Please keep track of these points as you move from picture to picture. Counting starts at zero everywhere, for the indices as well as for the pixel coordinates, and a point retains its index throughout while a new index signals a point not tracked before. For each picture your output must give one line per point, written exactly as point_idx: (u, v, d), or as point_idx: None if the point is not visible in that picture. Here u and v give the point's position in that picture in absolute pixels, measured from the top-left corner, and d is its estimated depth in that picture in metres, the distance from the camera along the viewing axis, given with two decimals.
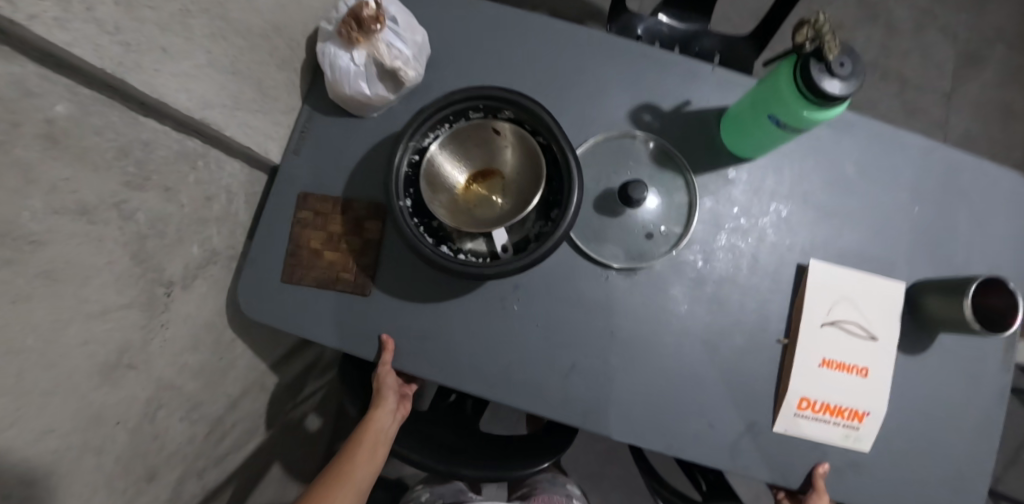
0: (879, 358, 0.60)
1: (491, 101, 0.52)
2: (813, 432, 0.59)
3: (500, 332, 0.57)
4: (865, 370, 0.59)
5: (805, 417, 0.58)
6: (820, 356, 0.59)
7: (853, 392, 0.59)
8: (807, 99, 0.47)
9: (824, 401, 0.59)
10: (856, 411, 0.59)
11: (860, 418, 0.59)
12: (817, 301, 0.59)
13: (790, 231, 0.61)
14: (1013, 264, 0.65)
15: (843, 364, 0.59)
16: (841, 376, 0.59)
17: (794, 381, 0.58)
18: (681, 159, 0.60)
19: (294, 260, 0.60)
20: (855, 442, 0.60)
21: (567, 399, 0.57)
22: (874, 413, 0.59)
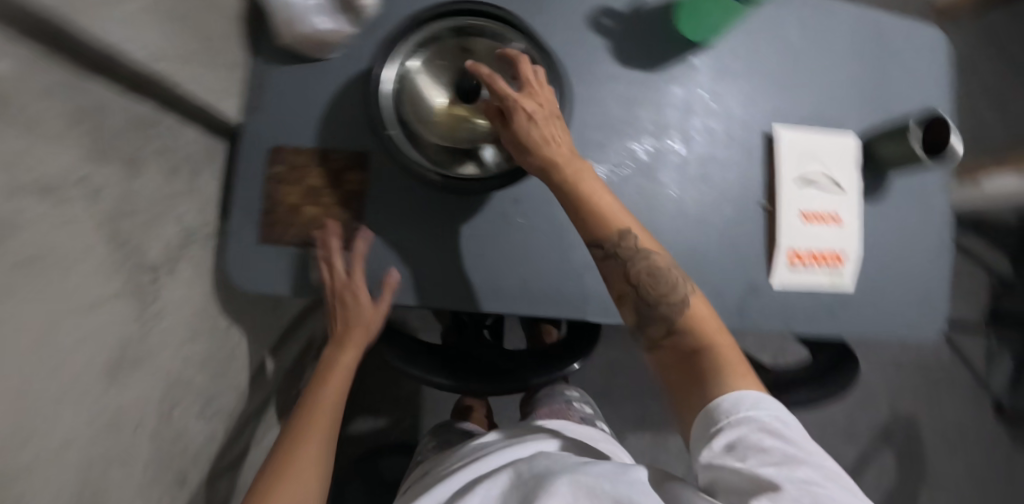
0: (847, 205, 0.66)
1: (458, 20, 0.53)
2: (806, 280, 0.64)
3: (509, 247, 0.57)
4: (837, 217, 0.65)
5: (797, 268, 0.64)
6: (799, 211, 0.64)
7: (831, 239, 0.65)
8: None
9: (809, 252, 0.64)
10: (836, 254, 0.65)
11: (841, 261, 0.65)
12: (789, 163, 0.64)
13: (754, 105, 0.65)
14: (940, 99, 0.73)
15: (819, 216, 0.64)
16: (819, 226, 0.64)
17: (781, 237, 0.63)
18: (644, 54, 0.62)
19: (272, 218, 0.57)
20: (839, 284, 0.66)
21: (588, 298, 0.59)
22: (851, 253, 0.66)
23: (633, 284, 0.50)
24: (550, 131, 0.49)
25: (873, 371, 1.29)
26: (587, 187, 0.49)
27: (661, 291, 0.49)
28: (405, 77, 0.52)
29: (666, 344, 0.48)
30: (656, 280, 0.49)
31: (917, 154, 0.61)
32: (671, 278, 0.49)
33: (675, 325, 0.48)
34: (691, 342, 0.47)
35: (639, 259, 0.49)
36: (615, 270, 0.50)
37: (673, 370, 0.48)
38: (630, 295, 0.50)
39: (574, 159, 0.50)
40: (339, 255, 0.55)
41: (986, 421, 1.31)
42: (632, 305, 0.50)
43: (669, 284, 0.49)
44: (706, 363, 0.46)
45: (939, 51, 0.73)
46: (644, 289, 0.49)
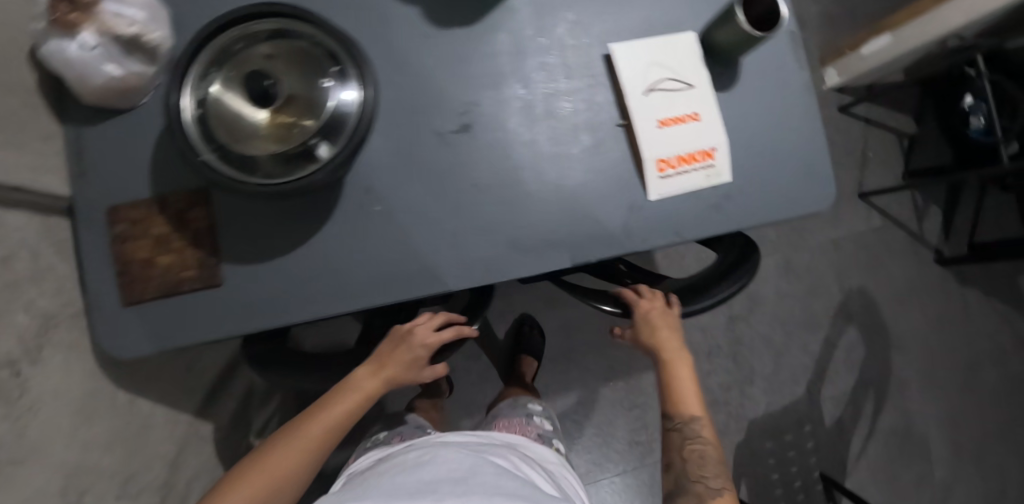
0: (703, 100, 0.64)
1: (246, 27, 0.51)
2: (682, 185, 0.63)
3: (372, 236, 0.57)
4: (696, 114, 0.64)
5: (669, 176, 0.63)
6: (655, 119, 0.62)
7: (694, 137, 0.63)
8: None
9: (677, 156, 0.63)
10: (705, 151, 0.64)
11: (711, 155, 0.64)
12: (632, 73, 0.62)
13: (585, 29, 0.63)
14: None
15: (676, 118, 0.63)
16: (679, 128, 0.63)
17: (645, 149, 0.61)
18: (456, 9, 0.60)
19: (128, 278, 0.55)
20: (717, 178, 0.65)
21: (468, 263, 0.59)
22: (720, 146, 0.64)
23: (683, 459, 0.64)
24: (674, 339, 0.68)
25: (817, 257, 1.33)
26: (671, 376, 0.68)
27: (704, 471, 0.63)
28: (205, 101, 0.49)
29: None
30: (702, 461, 0.64)
31: (749, 32, 0.60)
32: (706, 452, 0.64)
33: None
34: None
35: (697, 437, 0.64)
36: (673, 440, 0.66)
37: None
38: (677, 464, 0.65)
39: (678, 356, 0.69)
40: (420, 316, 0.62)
41: (930, 274, 1.37)
42: (674, 474, 0.65)
43: (711, 470, 0.63)
44: None
45: None
46: (691, 466, 0.63)
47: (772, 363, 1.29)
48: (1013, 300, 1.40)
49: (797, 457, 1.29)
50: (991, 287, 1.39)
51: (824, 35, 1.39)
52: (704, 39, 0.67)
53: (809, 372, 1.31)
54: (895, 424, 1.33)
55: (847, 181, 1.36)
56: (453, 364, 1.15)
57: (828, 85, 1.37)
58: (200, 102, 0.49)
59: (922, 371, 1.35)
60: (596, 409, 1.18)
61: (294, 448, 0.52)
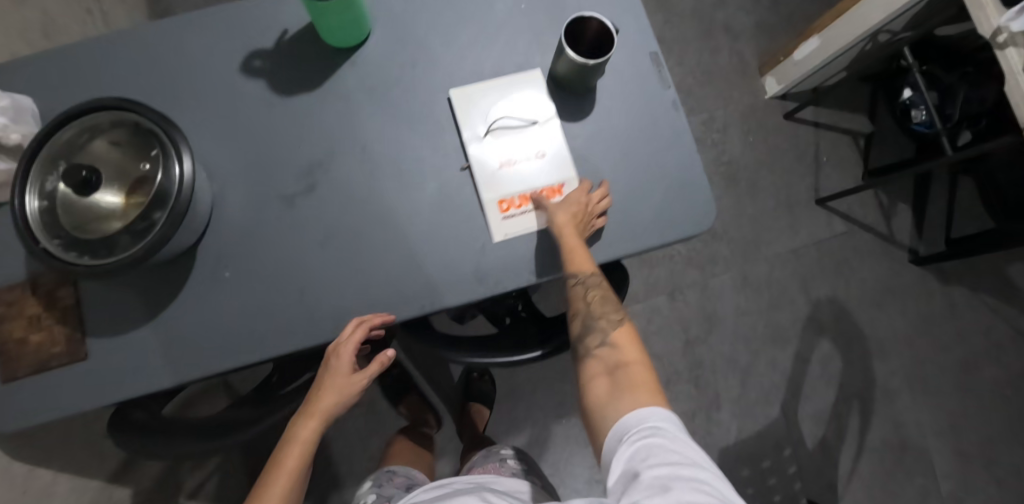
0: (549, 135, 0.65)
1: (87, 121, 0.56)
2: (527, 224, 0.62)
3: (225, 301, 0.60)
4: (541, 151, 0.64)
5: (512, 216, 0.62)
6: (496, 160, 0.63)
7: (538, 176, 0.63)
8: None
9: (522, 194, 0.63)
10: (552, 187, 0.63)
11: (559, 191, 0.64)
12: (470, 118, 0.63)
13: (426, 78, 0.64)
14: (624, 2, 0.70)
15: (517, 158, 0.63)
16: (522, 167, 0.63)
17: (482, 191, 0.62)
18: (299, 78, 0.63)
19: (2, 357, 0.59)
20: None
21: (318, 319, 0.60)
22: (569, 181, 0.64)
23: (587, 303, 0.59)
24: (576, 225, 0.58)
25: (775, 268, 1.27)
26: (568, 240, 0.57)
27: (604, 310, 0.59)
28: (52, 193, 0.54)
29: (597, 352, 0.58)
30: (602, 299, 0.59)
31: (575, 61, 0.58)
32: (606, 292, 0.59)
33: (606, 341, 0.58)
34: (616, 357, 0.57)
35: (596, 284, 0.58)
36: (574, 293, 0.59)
37: (601, 373, 0.56)
38: (580, 310, 0.59)
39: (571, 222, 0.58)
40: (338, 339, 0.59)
41: (905, 275, 1.30)
42: (580, 321, 0.59)
43: (610, 307, 0.59)
44: (628, 375, 0.54)
45: None
46: (594, 309, 0.59)
47: (739, 384, 1.22)
48: (1004, 293, 1.30)
49: (779, 484, 1.19)
50: (975, 282, 1.30)
51: (759, 44, 1.37)
52: (550, 73, 0.66)
53: (782, 390, 1.23)
54: (888, 439, 1.23)
55: (800, 187, 1.31)
56: (398, 410, 1.15)
57: (769, 94, 1.34)
58: (46, 197, 0.54)
59: (910, 378, 1.26)
60: (550, 445, 1.15)
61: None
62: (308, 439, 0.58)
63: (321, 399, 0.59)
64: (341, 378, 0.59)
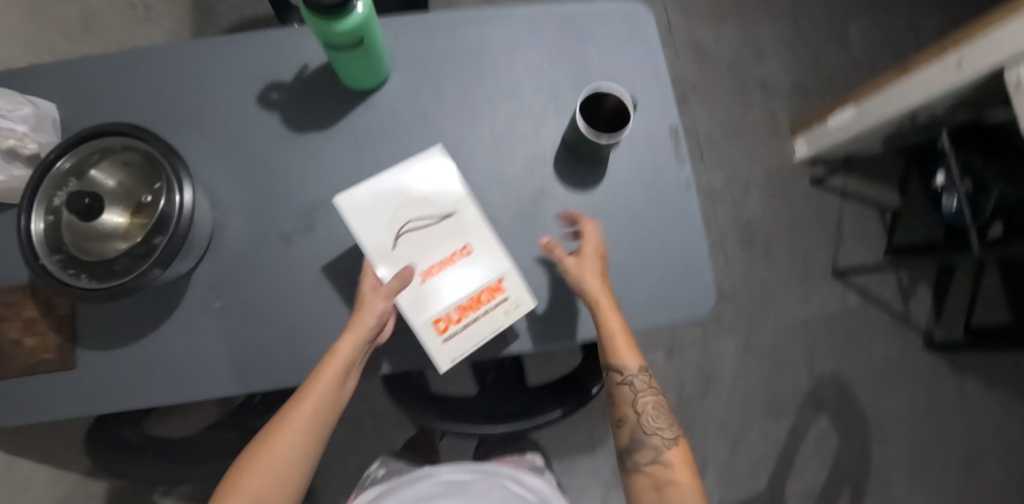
0: (471, 230, 0.60)
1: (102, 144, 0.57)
2: (473, 333, 0.57)
3: (212, 331, 0.60)
4: (466, 249, 0.59)
5: (455, 333, 0.57)
6: (419, 276, 0.58)
7: (468, 276, 0.58)
8: (321, 18, 0.49)
9: (456, 308, 0.58)
10: (489, 288, 0.58)
11: (500, 288, 0.59)
12: (391, 221, 0.58)
13: (439, 128, 0.64)
14: (651, 71, 0.69)
15: (440, 265, 0.58)
16: (447, 271, 0.58)
17: (414, 314, 0.57)
18: (314, 115, 0.63)
19: None
20: (518, 309, 0.59)
21: (297, 361, 0.59)
22: (506, 271, 0.59)
23: (636, 412, 0.59)
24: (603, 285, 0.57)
25: (781, 335, 1.23)
26: (614, 332, 0.56)
27: (658, 425, 0.59)
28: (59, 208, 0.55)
29: (648, 470, 0.57)
30: (654, 412, 0.60)
31: (590, 136, 0.57)
32: (658, 402, 0.59)
33: (659, 458, 0.57)
34: (669, 476, 0.56)
35: (647, 390, 0.59)
36: (623, 395, 0.59)
37: (649, 491, 0.56)
38: (629, 420, 0.59)
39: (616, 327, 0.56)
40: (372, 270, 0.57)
41: (917, 359, 1.25)
42: (629, 430, 0.59)
43: (664, 420, 0.59)
44: (677, 493, 0.54)
45: (639, 22, 0.71)
46: (645, 419, 0.59)
47: (728, 449, 1.19)
48: (1019, 391, 1.25)
49: None
50: (990, 376, 1.24)
51: (794, 103, 1.34)
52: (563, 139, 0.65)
53: (772, 461, 1.19)
54: None
55: (818, 255, 1.27)
56: (381, 431, 1.15)
57: (798, 157, 1.30)
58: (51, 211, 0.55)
59: (909, 467, 1.21)
60: None
61: (293, 432, 0.53)
62: (347, 358, 0.53)
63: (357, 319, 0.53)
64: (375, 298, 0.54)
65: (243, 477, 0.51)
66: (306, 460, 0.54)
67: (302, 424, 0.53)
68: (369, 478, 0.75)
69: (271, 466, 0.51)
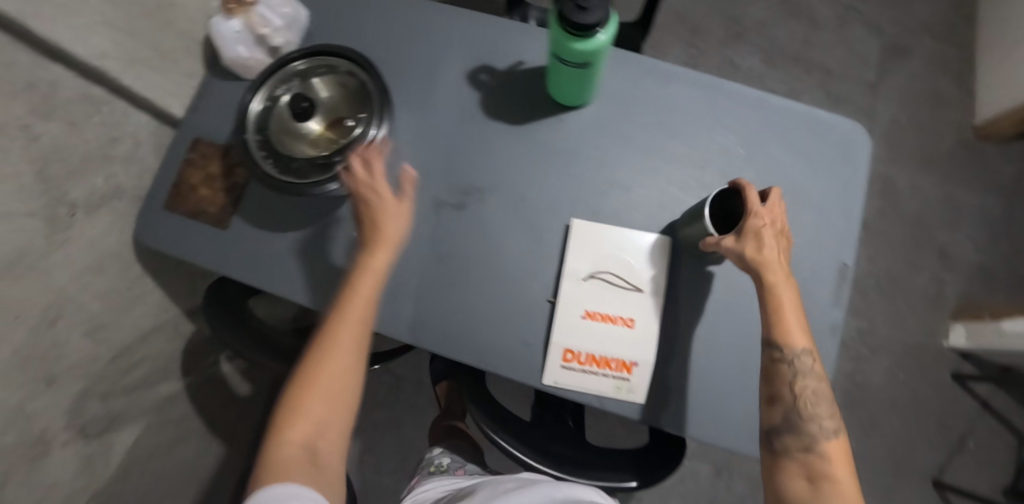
0: (644, 308, 0.61)
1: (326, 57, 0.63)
2: (584, 385, 0.60)
3: (341, 254, 0.64)
4: (631, 321, 0.61)
5: (572, 369, 0.60)
6: (583, 308, 0.60)
7: (617, 343, 0.60)
8: (570, 33, 0.52)
9: (590, 353, 0.60)
10: (623, 362, 0.60)
11: (628, 369, 0.60)
12: (583, 255, 0.62)
13: (614, 168, 0.65)
14: (839, 202, 0.68)
15: (606, 316, 0.60)
16: (606, 326, 0.60)
17: (557, 334, 0.60)
18: (511, 108, 0.67)
19: (176, 191, 0.70)
20: (628, 394, 0.60)
21: (395, 315, 0.62)
22: (643, 363, 0.60)
23: (793, 395, 0.55)
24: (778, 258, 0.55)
25: None
26: (783, 301, 0.54)
27: (817, 413, 0.55)
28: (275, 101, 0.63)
29: (801, 456, 0.53)
30: (814, 399, 0.55)
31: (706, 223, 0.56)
32: (821, 390, 0.55)
33: (815, 447, 0.53)
34: (824, 467, 0.52)
35: (810, 375, 0.55)
36: (780, 375, 0.55)
37: (800, 478, 0.52)
38: (784, 401, 0.55)
39: (783, 279, 0.55)
40: (382, 174, 0.58)
41: None
42: (782, 409, 0.55)
43: (824, 409, 0.55)
44: (835, 489, 0.50)
45: (848, 152, 0.69)
46: (802, 404, 0.55)
47: None
48: None
49: None
50: None
51: (970, 285, 1.17)
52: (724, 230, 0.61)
53: None
54: None
55: (923, 454, 1.10)
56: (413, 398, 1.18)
57: (951, 342, 1.13)
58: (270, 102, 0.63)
59: None
60: None
61: (341, 354, 0.55)
62: (378, 272, 0.56)
63: (385, 227, 0.57)
64: (389, 202, 0.57)
65: (302, 400, 0.53)
66: (354, 383, 0.56)
67: (344, 345, 0.54)
68: (435, 463, 0.83)
69: (326, 385, 0.54)
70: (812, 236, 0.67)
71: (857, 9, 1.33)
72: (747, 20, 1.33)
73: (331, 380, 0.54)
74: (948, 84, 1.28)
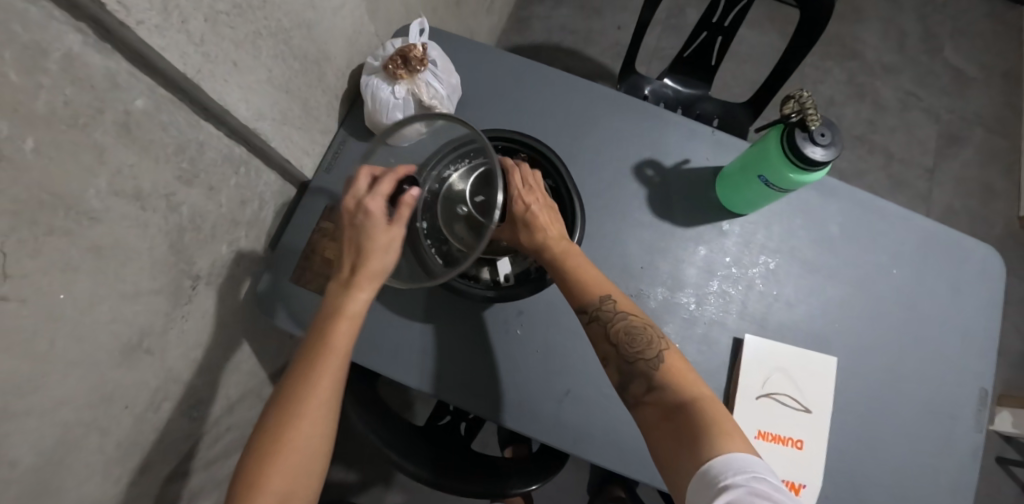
0: (813, 431, 0.62)
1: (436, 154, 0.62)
2: None
3: (501, 354, 0.61)
4: (800, 442, 0.62)
5: None
6: (755, 428, 0.61)
7: (785, 465, 0.61)
8: (791, 162, 0.53)
9: None
10: (792, 483, 0.61)
11: (796, 491, 0.60)
12: (754, 373, 0.62)
13: (777, 282, 0.66)
14: (979, 327, 0.70)
15: (777, 437, 0.61)
16: (776, 447, 0.61)
17: None
18: (680, 208, 0.66)
19: (306, 263, 0.65)
20: None
21: (559, 423, 0.60)
22: (810, 486, 0.61)
23: (613, 344, 0.54)
24: (545, 212, 0.58)
25: None
26: (575, 263, 0.57)
27: (638, 349, 0.53)
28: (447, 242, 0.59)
29: (649, 399, 0.51)
30: (632, 337, 0.53)
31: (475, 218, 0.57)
32: (634, 322, 0.54)
33: (654, 381, 0.51)
34: (672, 398, 0.49)
35: (618, 316, 0.54)
36: (596, 332, 0.55)
37: (658, 422, 0.49)
38: (612, 355, 0.54)
39: (554, 235, 0.58)
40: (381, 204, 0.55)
41: None
42: (614, 366, 0.54)
43: (644, 341, 0.53)
44: (689, 415, 0.47)
45: (991, 277, 0.71)
46: (623, 348, 0.53)
47: None
48: None
49: None
50: None
51: (1015, 374, 1.22)
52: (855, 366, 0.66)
53: None
54: None
55: None
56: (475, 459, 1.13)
57: (997, 429, 1.19)
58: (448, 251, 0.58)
59: None
60: None
61: (308, 420, 0.48)
62: (355, 313, 0.52)
63: (370, 261, 0.53)
64: (379, 233, 0.54)
65: (262, 473, 0.45)
66: (327, 435, 0.49)
67: (318, 404, 0.48)
68: None
69: (295, 461, 0.47)
70: (955, 355, 0.69)
71: (918, 94, 1.38)
72: (816, 95, 1.36)
73: (300, 438, 0.47)
74: (998, 176, 1.34)
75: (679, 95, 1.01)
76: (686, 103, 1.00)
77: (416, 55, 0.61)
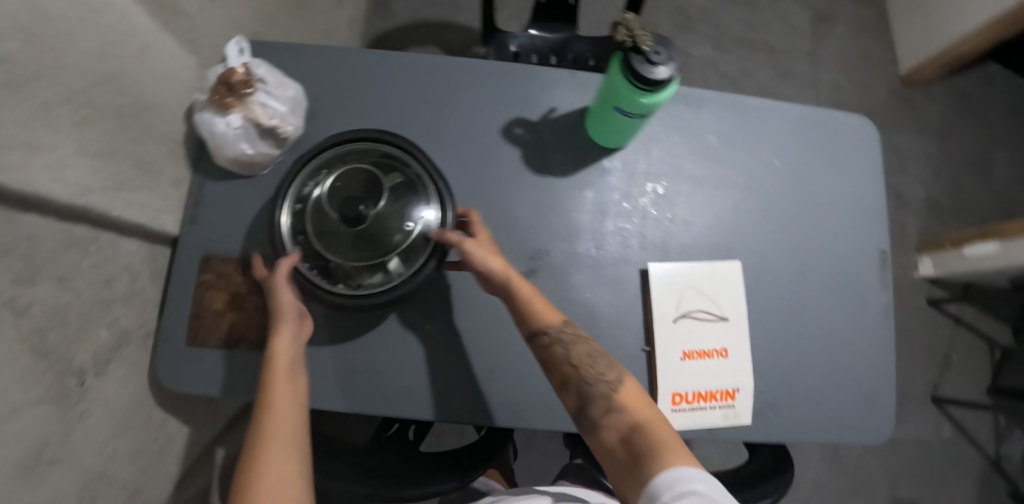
0: (734, 337, 0.65)
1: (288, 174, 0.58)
2: (695, 422, 0.63)
3: (420, 354, 0.61)
4: (724, 351, 0.64)
5: (682, 411, 0.62)
6: (680, 350, 0.63)
7: (716, 376, 0.64)
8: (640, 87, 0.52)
9: (695, 392, 0.63)
10: (726, 390, 0.64)
11: (732, 396, 0.64)
12: (666, 297, 0.64)
13: (668, 204, 0.67)
14: (864, 192, 0.74)
15: (703, 352, 0.64)
16: (703, 362, 0.64)
17: (661, 381, 0.62)
18: (557, 159, 0.66)
19: (197, 323, 0.62)
20: (735, 419, 0.64)
21: (494, 403, 0.60)
22: (744, 389, 0.64)
23: (574, 367, 0.53)
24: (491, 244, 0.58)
25: (868, 454, 1.20)
26: (527, 289, 0.56)
27: (598, 370, 0.53)
28: (379, 243, 0.55)
29: (605, 421, 0.51)
30: (592, 360, 0.54)
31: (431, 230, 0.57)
32: (593, 350, 0.55)
33: (611, 402, 0.51)
34: (628, 421, 0.50)
35: (577, 339, 0.55)
36: (556, 354, 0.54)
37: (616, 445, 0.49)
38: (572, 377, 0.53)
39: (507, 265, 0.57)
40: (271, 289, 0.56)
41: None
42: (574, 389, 0.53)
43: (602, 364, 0.54)
44: (646, 438, 0.48)
45: (868, 142, 0.75)
46: (584, 370, 0.53)
47: None
48: None
49: None
50: None
51: (926, 220, 1.31)
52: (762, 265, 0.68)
53: None
54: None
55: (919, 379, 1.24)
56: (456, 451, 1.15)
57: (921, 274, 1.28)
58: (385, 248, 0.55)
59: None
60: None
61: (279, 441, 0.45)
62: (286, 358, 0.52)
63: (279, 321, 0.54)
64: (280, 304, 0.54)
65: None
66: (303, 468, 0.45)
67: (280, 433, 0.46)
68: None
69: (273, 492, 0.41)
70: (849, 225, 0.72)
71: None
72: (688, 8, 1.37)
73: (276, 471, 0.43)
74: (873, 44, 1.40)
75: (548, 42, 0.98)
76: (558, 48, 0.97)
77: (239, 78, 0.57)
